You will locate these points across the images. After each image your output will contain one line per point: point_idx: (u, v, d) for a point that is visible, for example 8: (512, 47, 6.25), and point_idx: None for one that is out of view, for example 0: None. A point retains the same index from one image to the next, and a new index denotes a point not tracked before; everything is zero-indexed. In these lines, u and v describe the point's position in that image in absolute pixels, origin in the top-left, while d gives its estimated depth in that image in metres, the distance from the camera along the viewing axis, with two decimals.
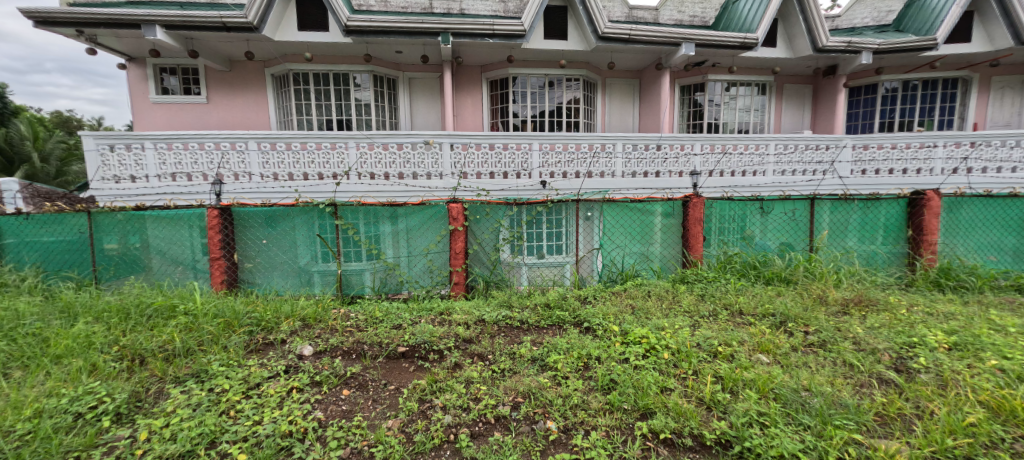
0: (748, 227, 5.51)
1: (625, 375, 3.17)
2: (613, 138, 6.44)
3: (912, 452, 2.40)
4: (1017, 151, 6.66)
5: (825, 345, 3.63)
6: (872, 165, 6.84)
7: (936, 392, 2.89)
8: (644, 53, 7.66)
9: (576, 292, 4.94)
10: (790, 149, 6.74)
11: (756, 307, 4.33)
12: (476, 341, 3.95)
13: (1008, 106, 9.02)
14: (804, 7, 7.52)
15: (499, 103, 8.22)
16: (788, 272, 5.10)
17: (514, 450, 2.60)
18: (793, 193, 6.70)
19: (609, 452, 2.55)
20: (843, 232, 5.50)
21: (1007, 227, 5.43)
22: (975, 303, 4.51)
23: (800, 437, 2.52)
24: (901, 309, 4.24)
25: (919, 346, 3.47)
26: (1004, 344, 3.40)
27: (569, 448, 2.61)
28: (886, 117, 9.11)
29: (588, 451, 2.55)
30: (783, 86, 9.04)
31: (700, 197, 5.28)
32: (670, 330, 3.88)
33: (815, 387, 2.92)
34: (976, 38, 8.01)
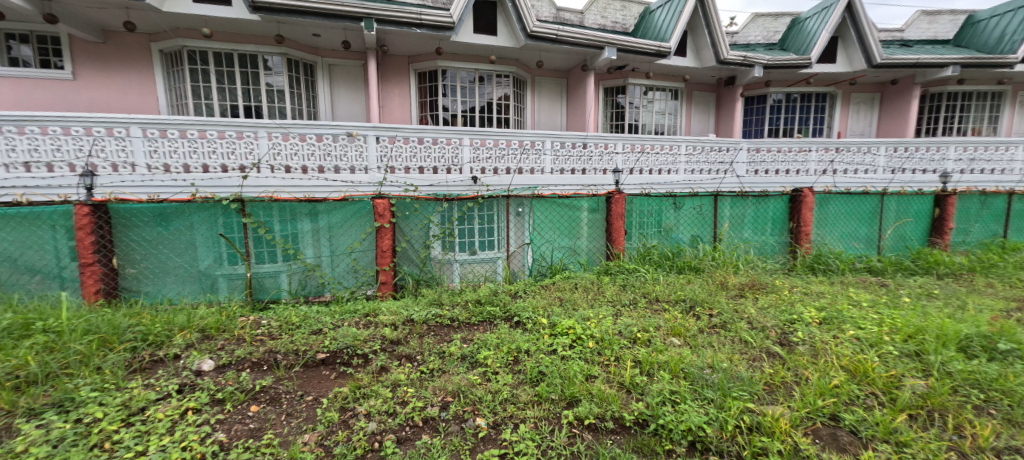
0: (664, 221, 6.00)
1: (554, 366, 3.27)
2: (542, 135, 6.60)
3: (792, 414, 2.74)
4: (868, 155, 8.04)
5: (725, 326, 4.06)
6: (764, 166, 7.79)
7: (810, 361, 3.38)
8: (571, 54, 7.94)
9: (507, 287, 4.99)
10: (698, 150, 7.44)
11: (670, 294, 4.72)
12: (403, 342, 3.80)
13: (863, 118, 10.85)
14: (709, 22, 8.34)
15: (428, 97, 7.99)
16: (698, 261, 5.64)
17: (443, 451, 2.55)
18: (700, 190, 7.41)
19: (537, 443, 2.60)
20: (741, 225, 6.22)
21: (862, 220, 6.53)
22: (838, 283, 5.36)
23: (705, 410, 2.77)
24: (784, 290, 4.91)
25: (798, 322, 4.04)
26: (858, 316, 4.10)
27: (499, 444, 2.62)
28: (774, 124, 10.47)
29: (517, 444, 2.58)
30: (691, 92, 9.94)
31: (623, 192, 5.59)
32: (595, 319, 4.08)
33: (717, 364, 3.26)
34: (839, 59, 9.50)
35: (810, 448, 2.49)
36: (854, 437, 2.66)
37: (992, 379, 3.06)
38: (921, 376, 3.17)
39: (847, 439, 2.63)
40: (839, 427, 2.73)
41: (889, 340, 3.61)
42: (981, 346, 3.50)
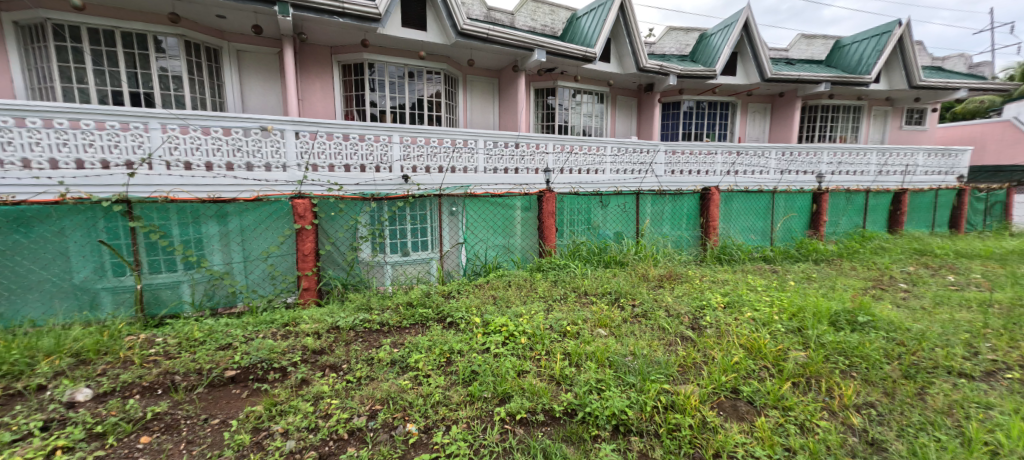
0: (593, 219, 6.25)
1: (485, 365, 3.24)
2: (475, 134, 6.55)
3: (701, 391, 2.89)
4: (765, 158, 9.02)
5: (647, 315, 4.31)
6: (680, 167, 8.40)
7: (715, 341, 3.63)
8: (503, 54, 7.96)
9: (440, 288, 4.88)
10: (623, 151, 7.84)
11: (598, 287, 4.93)
12: (327, 351, 3.55)
13: (759, 126, 12.15)
14: (630, 32, 8.82)
15: (353, 90, 7.56)
16: (622, 255, 5.93)
17: None
18: (624, 189, 7.82)
19: (469, 444, 2.56)
20: (661, 221, 6.66)
21: (759, 215, 7.31)
22: (740, 271, 5.96)
23: (627, 395, 2.85)
24: (696, 279, 5.35)
25: (707, 307, 4.42)
26: (754, 299, 4.58)
27: (431, 448, 2.55)
28: (687, 129, 11.36)
29: (448, 447, 2.52)
30: (616, 96, 10.44)
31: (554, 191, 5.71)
32: (527, 316, 4.13)
33: (637, 351, 3.40)
34: (738, 72, 10.55)
35: (715, 421, 2.64)
36: (751, 406, 2.85)
37: (850, 346, 3.47)
38: (802, 348, 3.51)
39: (745, 409, 2.82)
40: (738, 399, 2.91)
41: (777, 319, 4.03)
42: (847, 320, 4.00)
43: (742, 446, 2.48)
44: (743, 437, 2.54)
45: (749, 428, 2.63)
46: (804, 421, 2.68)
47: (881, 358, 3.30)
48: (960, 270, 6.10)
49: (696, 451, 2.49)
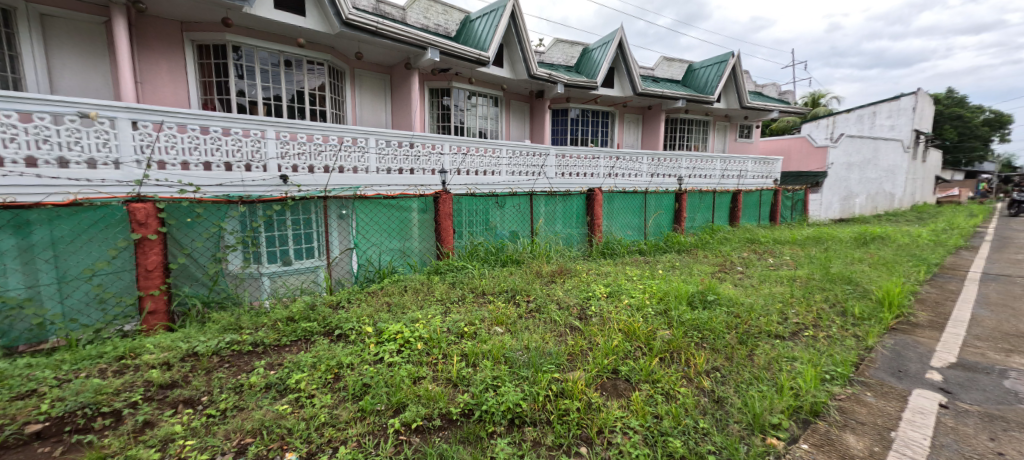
0: (490, 219, 6.32)
1: (378, 375, 3.05)
2: (365, 132, 6.13)
3: (588, 376, 3.04)
4: (641, 163, 10.01)
5: (540, 309, 4.46)
6: (570, 169, 8.89)
7: (599, 328, 3.88)
8: (394, 49, 7.62)
9: (327, 298, 4.47)
10: (518, 154, 8.07)
11: (495, 286, 4.96)
12: (182, 383, 3.02)
13: (633, 134, 13.50)
14: (521, 39, 9.11)
15: (212, 76, 6.57)
16: (517, 253, 6.07)
17: None
18: (519, 190, 8.03)
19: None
20: (553, 220, 7.00)
21: (635, 212, 8.12)
22: (620, 263, 6.54)
23: (522, 388, 2.90)
24: (583, 273, 5.71)
25: (592, 297, 4.74)
26: (629, 287, 5.05)
27: None
28: (575, 134, 12.06)
29: None
30: (509, 101, 10.71)
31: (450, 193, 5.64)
32: (423, 320, 3.98)
33: (530, 345, 3.47)
34: (616, 85, 11.55)
35: (598, 401, 2.78)
36: (628, 383, 3.07)
37: (704, 322, 3.98)
38: (668, 328, 3.91)
39: (624, 387, 3.02)
40: (618, 378, 3.12)
41: (648, 303, 4.49)
42: (700, 299, 4.63)
43: (620, 420, 2.64)
44: (621, 412, 2.71)
45: (626, 403, 2.81)
46: (668, 389, 2.95)
47: (724, 329, 3.86)
48: (777, 254, 7.44)
49: (584, 431, 2.59)
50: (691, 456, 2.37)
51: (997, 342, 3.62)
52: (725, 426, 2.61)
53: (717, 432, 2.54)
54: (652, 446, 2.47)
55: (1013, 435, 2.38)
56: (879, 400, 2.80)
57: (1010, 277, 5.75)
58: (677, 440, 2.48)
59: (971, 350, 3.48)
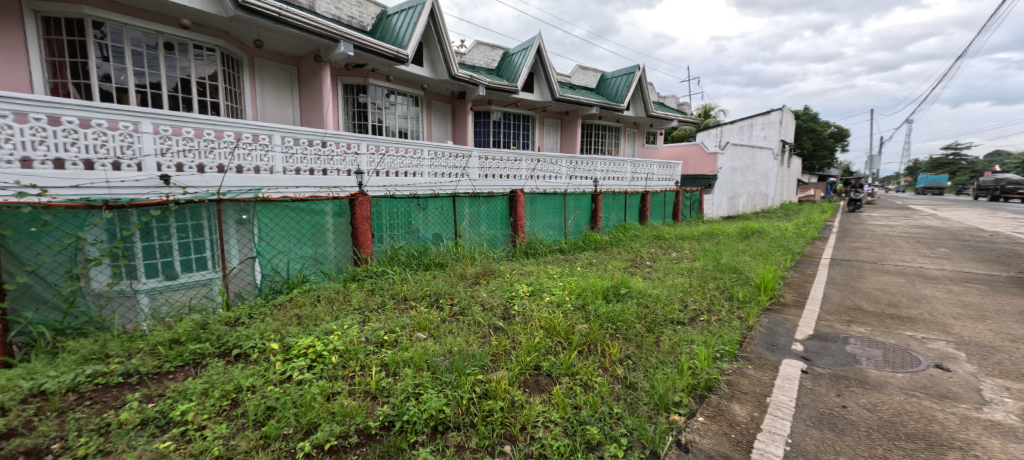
0: (413, 222, 6.20)
1: (285, 396, 2.84)
2: (268, 128, 5.67)
3: (511, 374, 3.10)
4: (560, 166, 10.40)
5: (463, 312, 4.47)
6: (493, 171, 8.94)
7: (521, 326, 3.98)
8: (299, 39, 7.14)
9: (222, 315, 4.07)
10: (440, 155, 7.90)
11: (417, 291, 4.86)
12: (28, 429, 2.58)
13: (551, 138, 14.06)
14: (442, 39, 9.04)
15: (65, 56, 5.67)
16: (441, 256, 6.02)
17: None
18: (441, 192, 7.91)
19: None
20: (478, 221, 7.05)
21: (557, 212, 8.46)
22: (543, 263, 6.77)
23: (445, 394, 2.87)
24: (507, 273, 5.82)
25: (515, 297, 4.84)
26: (550, 285, 5.26)
27: None
28: (498, 137, 12.19)
29: None
30: (430, 101, 10.56)
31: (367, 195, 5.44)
32: (339, 331, 3.81)
33: (452, 349, 3.44)
34: (536, 90, 11.98)
35: (520, 398, 2.83)
36: (549, 378, 3.17)
37: (616, 314, 4.28)
38: (585, 322, 4.13)
39: (545, 382, 3.12)
40: (540, 374, 3.22)
41: (567, 299, 4.71)
42: (613, 292, 4.97)
43: (542, 415, 2.69)
44: (543, 407, 2.76)
45: (548, 398, 2.88)
46: (586, 380, 3.08)
47: (634, 320, 4.18)
48: (679, 249, 8.21)
49: (507, 429, 2.61)
50: (608, 442, 2.46)
51: (842, 315, 4.36)
52: (635, 408, 2.78)
53: (629, 415, 2.69)
54: (571, 436, 2.52)
55: (853, 389, 2.88)
56: (757, 372, 3.23)
57: (851, 261, 6.96)
58: (594, 427, 2.57)
59: (822, 323, 4.15)
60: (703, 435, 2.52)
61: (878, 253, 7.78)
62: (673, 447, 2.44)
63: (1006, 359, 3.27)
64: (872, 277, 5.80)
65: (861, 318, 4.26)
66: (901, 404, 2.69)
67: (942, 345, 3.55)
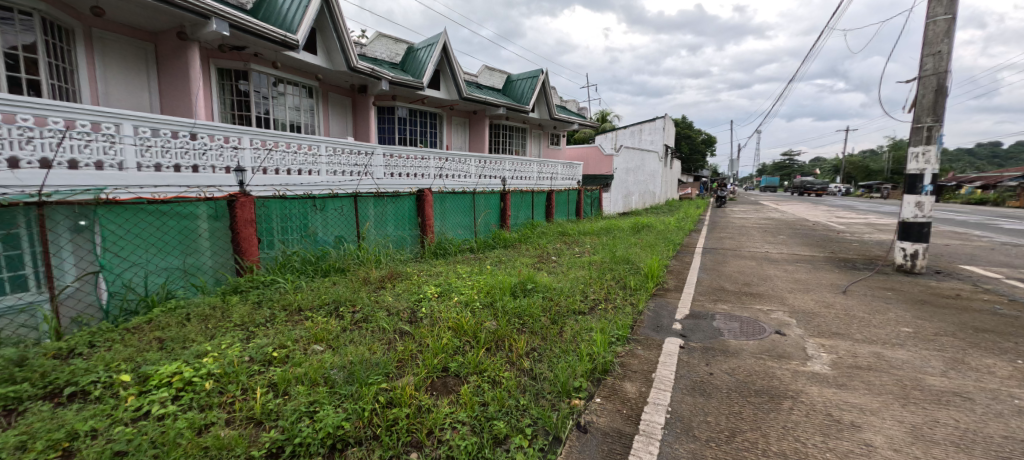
0: (309, 225, 5.79)
1: (140, 437, 2.33)
2: (115, 116, 4.84)
3: (417, 379, 2.99)
4: (469, 165, 10.36)
5: (367, 319, 4.15)
6: (398, 169, 8.55)
7: (428, 329, 3.87)
8: (156, 12, 6.22)
9: (51, 346, 3.35)
10: (338, 151, 7.40)
11: (314, 300, 4.44)
12: None
13: (460, 137, 14.03)
14: (338, 27, 8.51)
15: None
16: (341, 261, 5.69)
17: None
18: (341, 192, 7.32)
19: None
20: (383, 222, 6.80)
21: (466, 212, 8.46)
22: (452, 262, 6.75)
23: (343, 409, 2.61)
24: (414, 275, 5.67)
25: (423, 299, 4.72)
26: (459, 285, 5.26)
27: None
28: (403, 134, 11.83)
29: None
30: (327, 93, 9.84)
31: (249, 195, 4.97)
32: (215, 352, 3.28)
33: (353, 359, 3.16)
34: (443, 87, 11.87)
35: (428, 402, 2.71)
36: (458, 379, 3.13)
37: (523, 308, 4.45)
38: (493, 319, 4.21)
39: (453, 383, 3.07)
40: (448, 375, 3.17)
41: (476, 298, 4.75)
42: (520, 288, 5.15)
43: (450, 416, 2.61)
44: (451, 408, 2.69)
45: (456, 398, 2.82)
46: (493, 376, 3.11)
47: (540, 313, 4.38)
48: (581, 244, 8.73)
49: (413, 437, 2.46)
50: (513, 434, 2.49)
51: (711, 295, 5.03)
52: (540, 398, 2.89)
53: (533, 405, 2.76)
54: (479, 433, 2.49)
55: (717, 358, 3.35)
56: (645, 351, 3.59)
57: (719, 249, 8.05)
58: (502, 421, 2.59)
59: (697, 304, 4.75)
60: (599, 414, 2.71)
61: (738, 241, 9.10)
62: (573, 429, 2.56)
63: (823, 321, 4.07)
64: (734, 262, 6.78)
65: (724, 297, 4.95)
66: (752, 366, 3.19)
67: (781, 315, 4.28)
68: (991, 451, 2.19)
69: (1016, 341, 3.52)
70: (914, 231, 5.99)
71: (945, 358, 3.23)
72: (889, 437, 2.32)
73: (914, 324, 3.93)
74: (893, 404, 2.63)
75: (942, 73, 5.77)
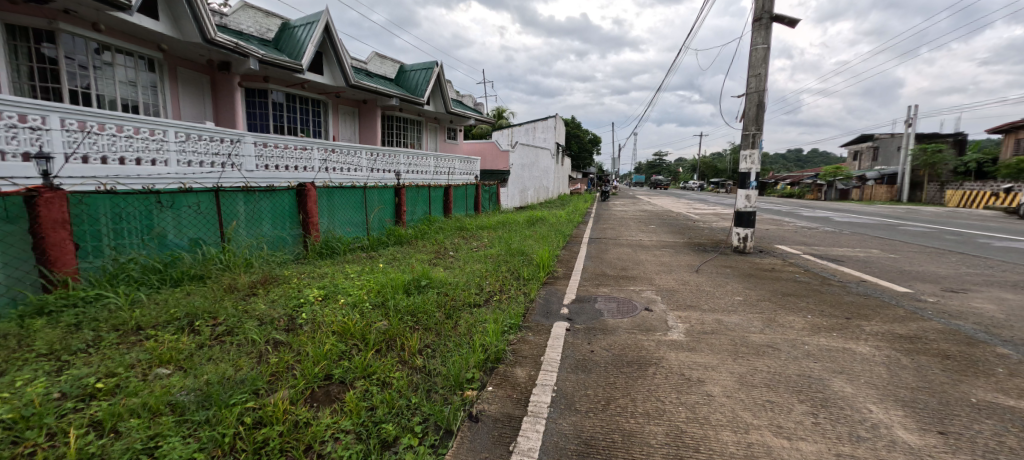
0: (155, 225, 4.97)
1: None
2: None
3: (292, 393, 2.73)
4: (359, 158, 9.75)
5: (232, 332, 3.67)
6: (272, 161, 7.70)
7: (308, 336, 3.56)
8: None
9: None
10: (192, 139, 6.33)
11: (160, 316, 3.79)
12: None
13: (348, 127, 13.15)
14: None
15: None
16: (199, 268, 4.95)
17: None
18: (196, 186, 6.28)
19: None
20: (256, 220, 6.08)
21: (355, 209, 7.94)
22: (340, 262, 6.32)
23: (195, 439, 2.27)
24: (294, 279, 5.18)
25: (303, 303, 4.32)
26: (346, 286, 4.93)
27: None
28: (278, 121, 10.71)
29: None
30: (175, 68, 8.46)
31: (58, 190, 4.03)
32: (7, 392, 2.57)
33: (210, 380, 2.76)
34: (325, 72, 11.00)
35: (306, 415, 2.49)
36: (343, 385, 2.92)
37: (417, 305, 4.33)
38: (384, 319, 4.03)
39: (337, 391, 2.85)
40: (332, 383, 2.94)
41: (365, 298, 4.51)
42: (414, 286, 5.00)
43: (332, 427, 2.43)
44: (332, 418, 2.51)
45: (340, 407, 2.64)
46: (383, 378, 2.97)
47: (435, 308, 4.31)
48: (478, 238, 8.81)
49: (286, 456, 2.23)
50: (403, 434, 2.41)
51: (594, 280, 5.43)
52: (432, 395, 2.83)
53: (425, 402, 2.70)
54: (366, 439, 2.37)
55: (597, 337, 3.65)
56: (535, 337, 3.75)
57: (602, 238, 8.75)
58: (391, 423, 2.49)
59: (582, 289, 5.09)
60: (491, 402, 2.75)
61: (617, 231, 10.01)
62: (465, 420, 2.56)
63: (680, 296, 4.66)
64: (614, 250, 7.41)
65: (604, 281, 5.39)
66: (624, 340, 3.53)
67: (649, 293, 4.82)
68: (791, 387, 2.71)
69: (809, 300, 4.45)
70: (746, 218, 7.12)
71: (763, 318, 3.92)
72: (724, 387, 2.74)
73: (744, 293, 4.72)
74: (728, 359, 3.11)
75: (762, 91, 6.97)
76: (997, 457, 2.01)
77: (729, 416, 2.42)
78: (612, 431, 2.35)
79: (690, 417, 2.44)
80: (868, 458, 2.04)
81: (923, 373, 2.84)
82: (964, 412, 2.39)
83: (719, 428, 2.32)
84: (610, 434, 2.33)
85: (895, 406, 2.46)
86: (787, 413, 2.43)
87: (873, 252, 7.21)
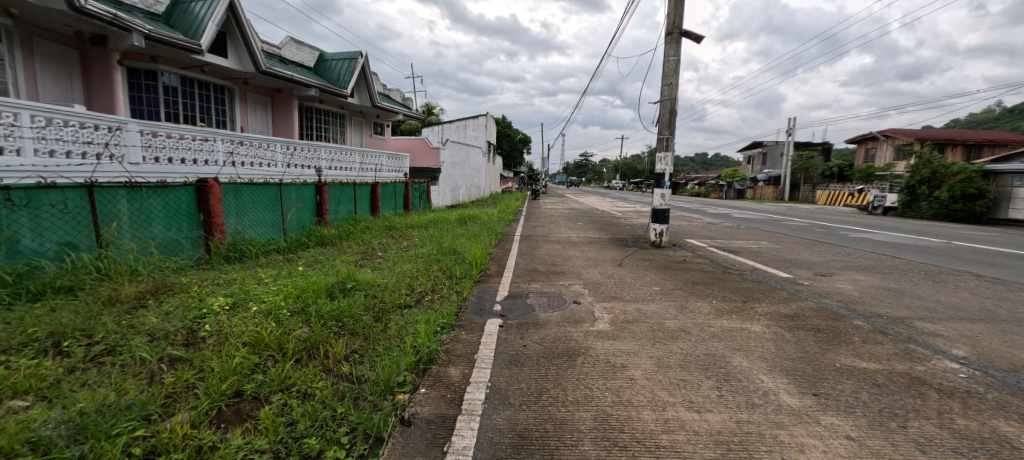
0: (5, 228, 4.14)
1: None
2: None
3: (192, 416, 2.49)
4: (272, 152, 9.02)
5: (114, 351, 3.23)
6: (163, 153, 6.86)
7: (213, 350, 3.26)
8: None
9: None
10: (56, 125, 5.41)
11: (12, 339, 3.22)
12: None
13: (259, 117, 12.12)
14: None
15: None
16: (67, 278, 4.28)
17: None
18: (63, 180, 5.40)
19: None
20: (143, 222, 5.40)
21: (269, 208, 7.34)
22: (252, 266, 5.84)
23: None
24: (194, 287, 4.69)
25: (207, 315, 3.93)
26: (258, 292, 4.57)
27: None
28: (171, 108, 9.57)
29: None
30: (31, 39, 7.17)
31: None
32: None
33: (84, 409, 2.42)
34: (230, 56, 10.02)
35: (212, 439, 2.30)
36: (256, 401, 2.72)
37: (342, 310, 4.14)
38: (304, 326, 3.81)
39: (249, 408, 2.65)
40: (243, 400, 2.73)
41: (282, 305, 4.22)
42: (338, 289, 4.79)
43: (244, 448, 2.26)
44: (245, 439, 2.34)
45: (253, 425, 2.47)
46: (304, 390, 2.82)
47: (362, 312, 4.16)
48: (408, 237, 8.61)
49: None
50: (329, 447, 2.31)
51: (526, 277, 5.59)
52: (360, 402, 2.75)
53: (352, 411, 2.62)
54: (285, 457, 2.24)
55: (529, 331, 3.78)
56: (469, 335, 3.80)
57: (533, 236, 8.98)
58: (314, 437, 2.38)
59: (514, 286, 5.20)
60: (424, 404, 2.74)
61: (547, 228, 10.38)
62: (396, 426, 2.53)
63: (605, 288, 4.97)
64: (544, 247, 7.66)
65: (536, 277, 5.57)
66: (554, 333, 3.70)
67: (577, 287, 5.07)
68: (699, 366, 3.03)
69: (715, 288, 4.98)
70: (662, 215, 7.74)
71: (677, 306, 4.32)
72: (645, 370, 3.00)
73: (660, 284, 5.15)
74: (647, 345, 3.39)
75: (673, 99, 7.61)
76: (856, 411, 2.43)
77: (648, 397, 2.66)
78: (544, 421, 2.47)
79: (616, 400, 2.64)
80: (762, 422, 2.35)
81: (801, 345, 3.34)
82: (831, 376, 2.85)
83: (640, 408, 2.54)
84: (543, 424, 2.45)
85: (781, 375, 2.87)
86: (696, 389, 2.72)
87: (763, 244, 8.24)
